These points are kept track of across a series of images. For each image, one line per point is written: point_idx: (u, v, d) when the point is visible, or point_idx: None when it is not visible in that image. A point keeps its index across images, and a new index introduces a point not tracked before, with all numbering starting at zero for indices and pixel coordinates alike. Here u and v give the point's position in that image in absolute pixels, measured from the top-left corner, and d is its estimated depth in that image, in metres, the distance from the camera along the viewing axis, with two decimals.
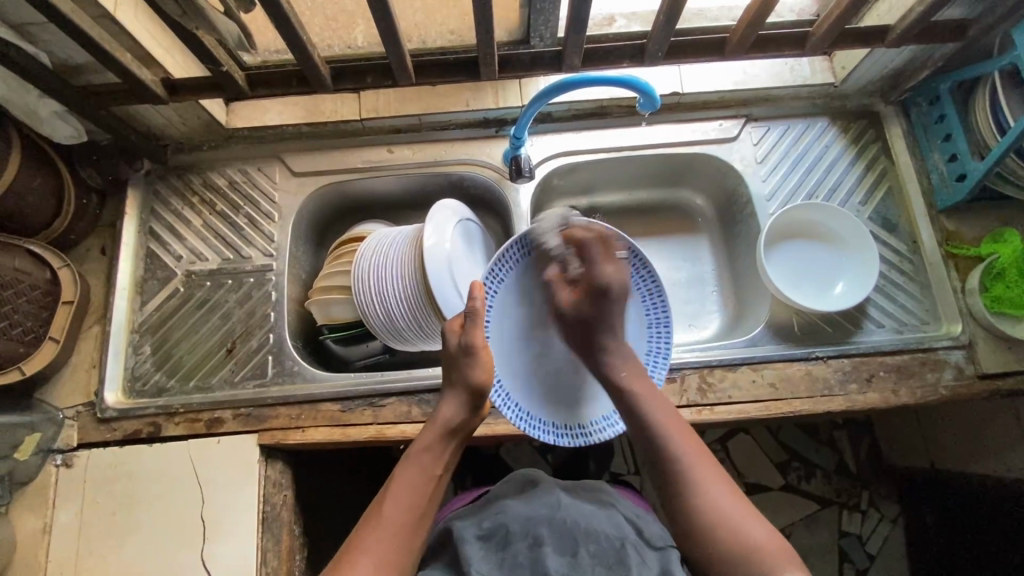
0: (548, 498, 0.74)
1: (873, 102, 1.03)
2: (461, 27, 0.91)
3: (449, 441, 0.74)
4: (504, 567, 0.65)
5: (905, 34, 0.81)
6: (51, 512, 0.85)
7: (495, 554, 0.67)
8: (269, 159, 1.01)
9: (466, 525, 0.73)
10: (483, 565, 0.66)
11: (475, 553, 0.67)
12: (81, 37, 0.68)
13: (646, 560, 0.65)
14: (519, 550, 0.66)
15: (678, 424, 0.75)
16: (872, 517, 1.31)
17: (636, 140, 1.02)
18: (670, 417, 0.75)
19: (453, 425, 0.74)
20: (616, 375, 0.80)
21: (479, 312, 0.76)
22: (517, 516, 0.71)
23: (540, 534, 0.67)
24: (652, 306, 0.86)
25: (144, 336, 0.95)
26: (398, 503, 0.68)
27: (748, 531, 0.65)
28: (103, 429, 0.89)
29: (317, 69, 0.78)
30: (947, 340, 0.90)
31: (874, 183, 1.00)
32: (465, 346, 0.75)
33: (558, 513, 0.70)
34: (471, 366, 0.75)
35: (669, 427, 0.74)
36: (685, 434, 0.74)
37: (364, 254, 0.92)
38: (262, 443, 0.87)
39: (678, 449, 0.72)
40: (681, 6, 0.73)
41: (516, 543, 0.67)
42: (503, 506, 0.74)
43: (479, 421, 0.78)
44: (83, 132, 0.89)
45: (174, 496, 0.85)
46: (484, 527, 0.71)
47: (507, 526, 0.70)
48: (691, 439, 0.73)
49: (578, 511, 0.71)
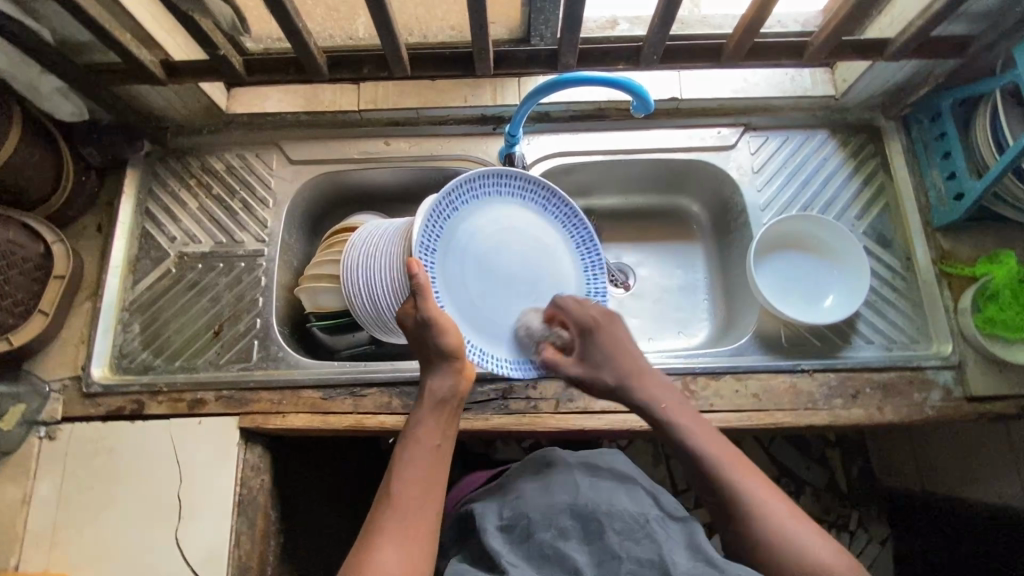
0: (566, 481, 0.73)
1: (875, 116, 1.02)
2: (461, 22, 0.92)
3: (443, 412, 0.74)
4: (533, 559, 0.65)
5: (904, 47, 0.80)
6: (31, 483, 0.86)
7: (520, 547, 0.67)
8: (268, 146, 1.02)
9: (488, 511, 0.73)
10: (513, 556, 0.65)
11: (504, 546, 0.67)
12: (80, 15, 0.69)
13: (670, 533, 0.66)
14: (545, 540, 0.66)
15: (730, 453, 0.72)
16: (860, 537, 1.29)
17: (632, 144, 1.01)
18: (720, 448, 0.72)
19: (443, 397, 0.74)
20: (659, 416, 0.75)
21: (426, 287, 0.73)
22: (539, 504, 0.70)
23: (567, 525, 0.67)
24: (588, 251, 0.88)
25: (133, 314, 0.95)
26: (410, 483, 0.68)
27: (805, 545, 0.64)
28: (87, 404, 0.90)
29: (314, 57, 0.79)
30: (936, 360, 0.89)
31: (872, 198, 0.99)
32: (425, 321, 0.72)
33: (578, 499, 0.69)
34: (438, 338, 0.73)
35: (722, 460, 0.71)
36: (738, 462, 0.71)
37: (356, 243, 0.92)
38: (243, 426, 0.88)
39: (733, 484, 0.69)
40: (675, 10, 0.73)
41: (540, 533, 0.67)
42: (522, 491, 0.73)
43: (468, 386, 0.77)
44: (85, 110, 0.91)
45: (152, 474, 0.86)
46: (506, 517, 0.70)
47: (529, 516, 0.69)
48: (745, 469, 0.70)
49: (597, 492, 0.70)
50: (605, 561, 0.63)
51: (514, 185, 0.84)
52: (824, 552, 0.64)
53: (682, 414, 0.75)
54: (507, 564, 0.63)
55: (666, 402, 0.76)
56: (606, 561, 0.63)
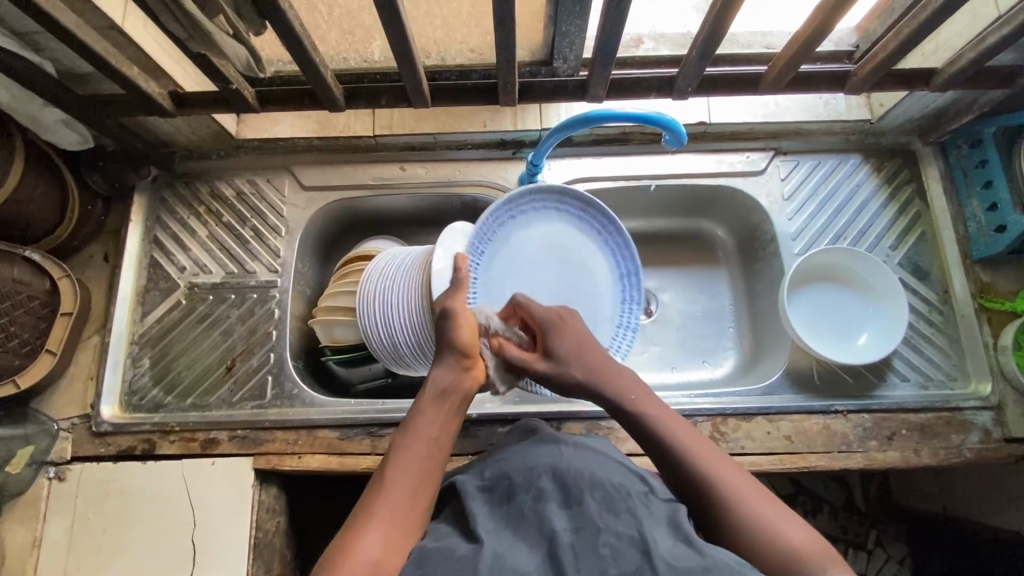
0: (549, 445, 0.64)
1: (911, 141, 0.98)
2: (482, 45, 0.83)
3: (445, 405, 0.64)
4: (508, 525, 0.55)
5: (953, 79, 0.76)
6: (41, 525, 0.84)
7: (498, 509, 0.57)
8: (279, 172, 0.99)
9: (468, 475, 0.63)
10: (489, 522, 0.55)
11: (478, 508, 0.57)
12: (88, 54, 0.66)
13: (653, 510, 0.55)
14: (523, 505, 0.56)
15: (693, 436, 0.63)
16: (877, 557, 1.15)
17: (658, 169, 0.97)
18: (681, 431, 0.63)
19: (446, 389, 0.66)
20: (619, 400, 0.68)
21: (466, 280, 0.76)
22: (520, 465, 0.60)
23: (544, 487, 0.57)
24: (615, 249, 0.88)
25: (143, 348, 0.93)
26: (400, 467, 0.58)
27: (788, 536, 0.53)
28: (97, 443, 0.87)
29: (330, 89, 0.76)
30: (975, 401, 0.86)
31: (907, 227, 0.95)
32: (445, 313, 0.69)
33: (562, 463, 0.60)
34: (452, 329, 0.69)
35: (682, 439, 0.62)
36: (700, 443, 0.62)
37: (372, 274, 0.87)
38: (257, 467, 0.85)
39: (694, 463, 0.60)
40: (715, 45, 0.70)
41: (519, 496, 0.57)
42: (504, 455, 0.64)
43: (474, 387, 0.69)
44: (90, 138, 0.87)
45: (164, 516, 0.83)
46: (487, 477, 0.61)
47: (509, 477, 0.59)
48: (707, 450, 0.61)
49: (584, 460, 0.61)
50: (585, 530, 0.51)
51: (527, 204, 0.84)
52: (806, 542, 0.53)
53: (635, 385, 0.69)
54: (481, 532, 0.53)
55: (635, 391, 0.68)
56: (585, 530, 0.51)
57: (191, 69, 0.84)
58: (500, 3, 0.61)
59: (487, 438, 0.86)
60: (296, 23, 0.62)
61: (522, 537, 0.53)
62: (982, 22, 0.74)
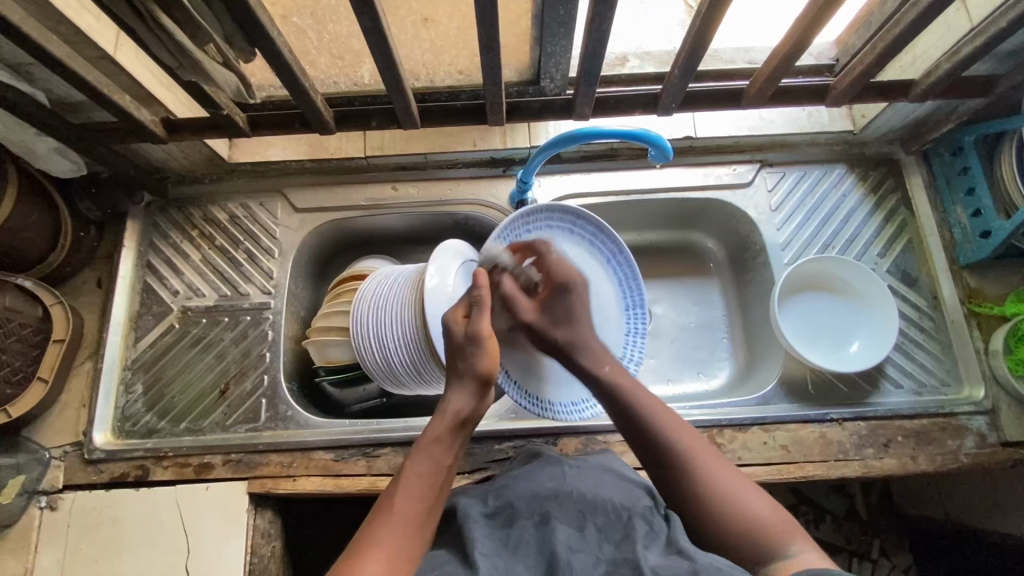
0: (554, 469, 0.64)
1: (894, 151, 0.99)
2: (470, 67, 0.84)
3: (459, 435, 0.65)
4: (510, 547, 0.54)
5: (930, 90, 0.78)
6: (33, 557, 0.82)
7: (500, 533, 0.56)
8: (272, 195, 0.99)
9: (471, 499, 0.62)
10: (489, 544, 0.54)
11: (481, 532, 0.56)
12: (79, 82, 0.66)
13: (654, 528, 0.56)
14: (526, 530, 0.55)
15: (658, 407, 0.68)
16: (883, 567, 1.11)
17: (646, 184, 0.98)
18: (651, 406, 0.67)
19: (462, 417, 0.65)
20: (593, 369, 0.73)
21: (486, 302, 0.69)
22: (523, 490, 0.60)
23: (548, 510, 0.56)
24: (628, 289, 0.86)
25: (136, 373, 0.92)
26: (414, 495, 0.59)
27: (750, 509, 0.58)
28: (89, 471, 0.86)
29: (320, 113, 0.77)
30: (969, 406, 0.86)
31: (894, 236, 0.96)
32: (471, 336, 0.66)
33: (564, 487, 0.60)
34: (477, 357, 0.66)
35: (658, 422, 0.66)
36: (671, 421, 0.66)
37: (364, 294, 0.85)
38: (252, 491, 0.84)
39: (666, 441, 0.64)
40: (698, 62, 0.72)
41: (521, 521, 0.56)
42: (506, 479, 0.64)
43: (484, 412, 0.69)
44: (82, 166, 0.88)
45: (157, 546, 0.82)
46: (491, 503, 0.60)
47: (512, 504, 0.58)
48: (680, 429, 0.65)
49: (583, 482, 0.61)
50: (583, 553, 0.52)
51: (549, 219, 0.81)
52: (766, 514, 0.58)
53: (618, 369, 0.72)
54: (479, 554, 0.53)
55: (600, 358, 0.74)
56: (584, 553, 0.52)
57: (184, 96, 0.85)
58: (485, 27, 0.62)
59: (485, 455, 0.86)
60: (286, 49, 0.63)
61: (523, 559, 0.52)
62: (955, 36, 0.76)
